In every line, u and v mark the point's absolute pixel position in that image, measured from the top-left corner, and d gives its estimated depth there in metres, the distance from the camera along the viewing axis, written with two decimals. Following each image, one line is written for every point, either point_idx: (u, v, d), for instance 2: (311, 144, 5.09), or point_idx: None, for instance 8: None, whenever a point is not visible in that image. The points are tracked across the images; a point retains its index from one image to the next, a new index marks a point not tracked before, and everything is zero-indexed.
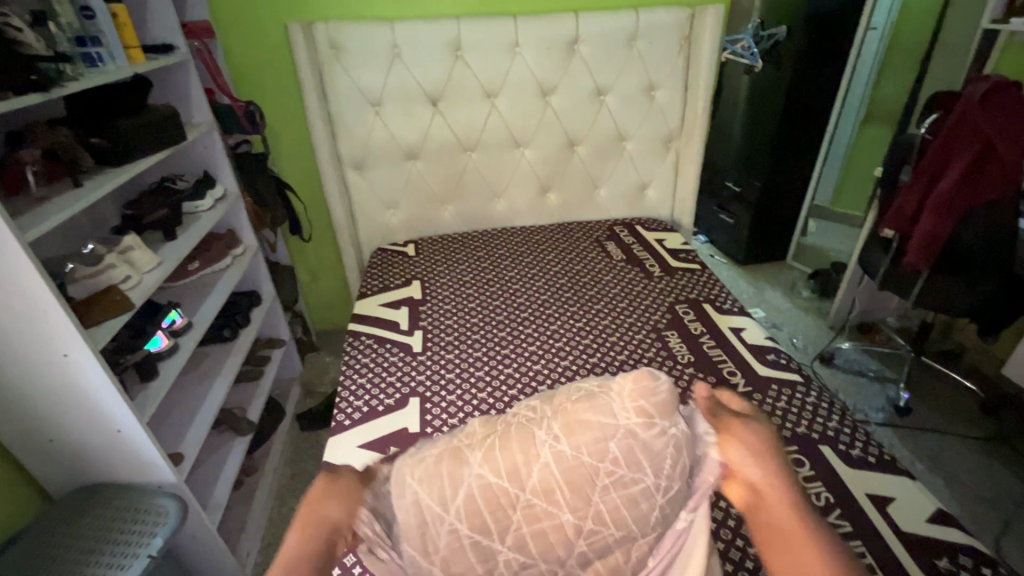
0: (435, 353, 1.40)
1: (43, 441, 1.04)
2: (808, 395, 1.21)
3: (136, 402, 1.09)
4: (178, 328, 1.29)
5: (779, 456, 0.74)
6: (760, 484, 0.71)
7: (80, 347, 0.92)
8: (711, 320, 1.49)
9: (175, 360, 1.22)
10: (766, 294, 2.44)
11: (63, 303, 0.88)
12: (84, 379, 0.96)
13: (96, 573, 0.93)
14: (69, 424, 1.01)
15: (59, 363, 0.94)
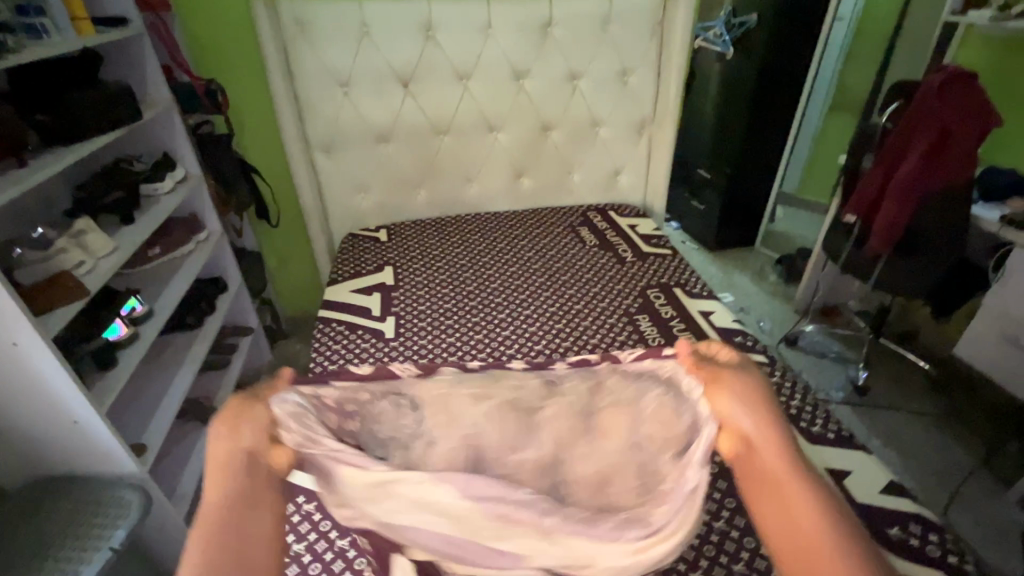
0: (408, 338, 1.39)
1: None
2: (773, 375, 1.25)
3: (94, 391, 1.05)
4: (137, 315, 1.24)
5: (770, 398, 0.61)
6: (753, 433, 0.59)
7: (27, 333, 0.87)
8: (681, 304, 1.52)
9: (135, 349, 1.18)
10: (735, 279, 2.50)
11: (7, 286, 0.83)
12: (35, 367, 0.91)
13: (53, 567, 0.90)
14: (21, 415, 0.97)
15: (6, 351, 0.89)
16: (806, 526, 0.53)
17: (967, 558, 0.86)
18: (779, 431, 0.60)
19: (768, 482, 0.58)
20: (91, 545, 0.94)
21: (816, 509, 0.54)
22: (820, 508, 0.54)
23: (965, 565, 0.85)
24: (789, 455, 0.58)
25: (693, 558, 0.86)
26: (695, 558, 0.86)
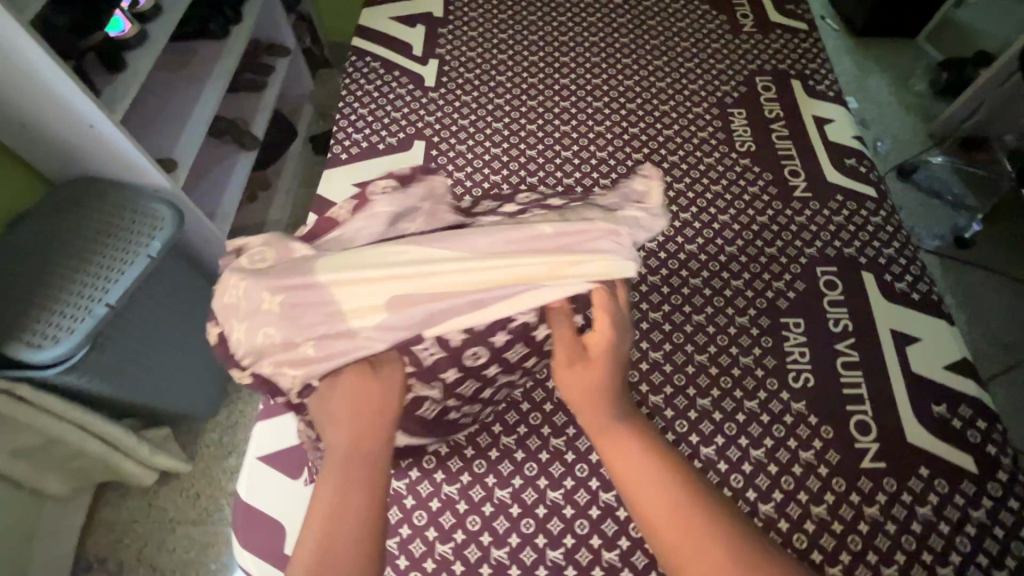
0: (450, 92, 1.18)
1: (57, 152, 1.02)
2: (875, 214, 1.03)
3: (98, 126, 0.94)
4: (129, 40, 1.02)
5: (609, 372, 0.62)
6: (586, 388, 0.62)
7: (56, 73, 0.85)
8: (794, 102, 1.18)
9: (122, 91, 0.98)
10: (869, 82, 2.06)
11: (36, 43, 0.81)
12: (78, 114, 0.92)
13: (88, 285, 0.94)
14: (70, 137, 0.98)
15: (35, 81, 0.87)
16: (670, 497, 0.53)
17: (1009, 452, 0.79)
18: (629, 431, 0.59)
19: (622, 437, 0.59)
20: (133, 250, 0.99)
21: (658, 469, 0.55)
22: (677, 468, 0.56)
23: (1001, 457, 0.78)
24: (609, 395, 0.62)
25: (705, 386, 0.84)
26: (708, 387, 0.84)
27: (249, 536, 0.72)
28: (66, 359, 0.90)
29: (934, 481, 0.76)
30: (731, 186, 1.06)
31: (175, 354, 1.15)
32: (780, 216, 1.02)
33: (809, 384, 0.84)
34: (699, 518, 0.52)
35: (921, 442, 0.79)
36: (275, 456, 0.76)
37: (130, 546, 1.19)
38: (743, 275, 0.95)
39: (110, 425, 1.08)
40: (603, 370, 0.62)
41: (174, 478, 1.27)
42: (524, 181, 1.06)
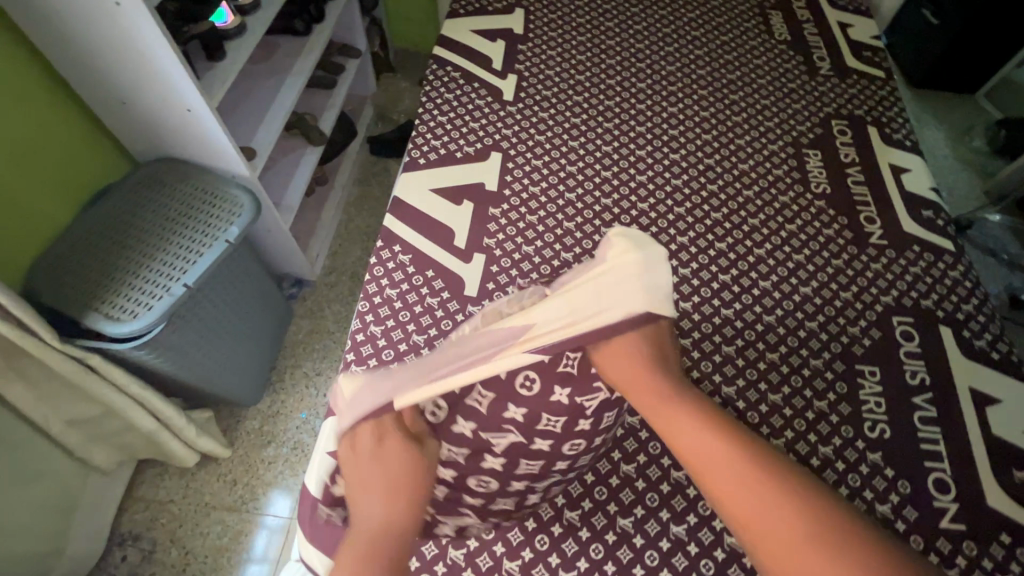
0: (527, 107, 1.19)
1: (149, 131, 1.05)
2: (952, 267, 1.01)
3: (195, 110, 0.97)
4: (229, 31, 1.05)
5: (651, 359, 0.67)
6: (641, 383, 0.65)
7: (168, 58, 0.88)
8: (870, 149, 1.17)
9: (220, 79, 1.01)
10: (927, 133, 2.05)
11: (158, 28, 0.83)
12: (180, 99, 0.95)
13: (164, 266, 0.95)
14: (165, 120, 1.01)
15: (147, 64, 0.90)
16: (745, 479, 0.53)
17: None
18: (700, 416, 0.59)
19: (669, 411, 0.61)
20: (210, 233, 1.00)
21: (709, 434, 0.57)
22: (733, 431, 0.57)
23: None
24: (661, 375, 0.65)
25: (778, 427, 0.83)
26: (781, 428, 0.82)
27: (316, 531, 0.72)
28: (142, 334, 0.90)
29: (1016, 549, 0.74)
30: (806, 226, 1.05)
31: (231, 340, 1.16)
32: (855, 261, 1.01)
33: (885, 435, 0.82)
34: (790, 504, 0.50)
35: (1002, 508, 0.77)
36: None
37: (164, 525, 1.19)
38: (818, 316, 0.93)
39: (163, 403, 1.08)
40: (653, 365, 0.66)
41: (212, 462, 1.27)
42: (598, 201, 1.06)
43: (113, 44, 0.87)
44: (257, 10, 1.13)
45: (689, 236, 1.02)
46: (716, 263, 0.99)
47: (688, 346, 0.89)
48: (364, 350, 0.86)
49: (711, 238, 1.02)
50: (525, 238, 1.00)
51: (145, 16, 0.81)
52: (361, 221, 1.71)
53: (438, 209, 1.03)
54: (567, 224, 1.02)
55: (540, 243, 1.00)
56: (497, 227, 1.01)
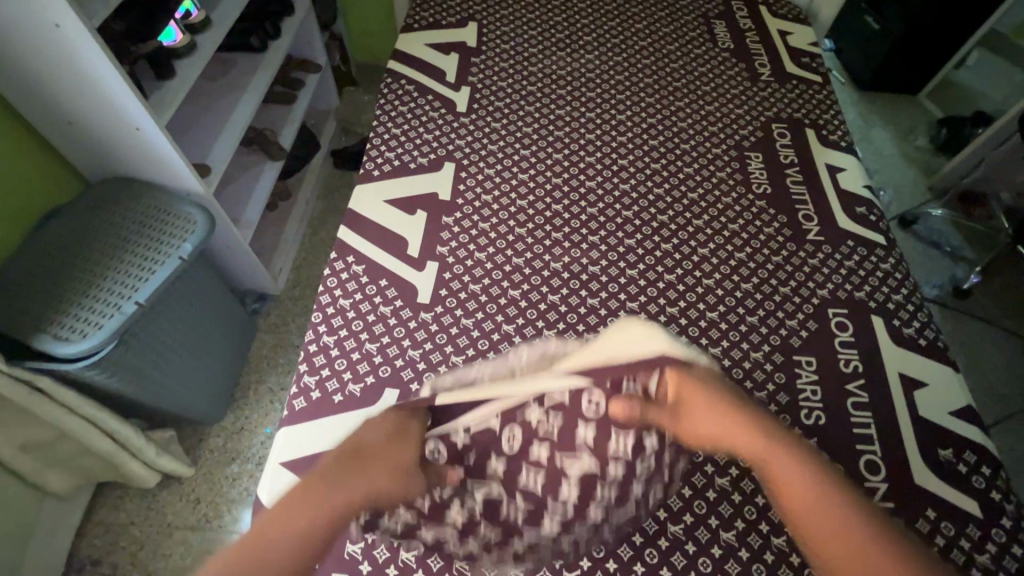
0: (480, 118, 1.22)
1: (99, 151, 1.05)
2: (884, 260, 1.07)
3: (144, 129, 0.98)
4: (179, 50, 1.06)
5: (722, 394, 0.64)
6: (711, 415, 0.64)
7: (112, 78, 0.89)
8: (808, 150, 1.23)
9: (170, 98, 1.02)
10: (874, 133, 2.14)
11: (100, 49, 0.84)
12: (127, 118, 0.96)
13: (117, 285, 0.95)
14: (115, 139, 1.01)
15: (92, 84, 0.90)
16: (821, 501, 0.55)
17: (1013, 499, 0.81)
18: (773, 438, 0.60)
19: (708, 410, 0.64)
20: (164, 250, 1.00)
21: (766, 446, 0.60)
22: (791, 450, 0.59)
23: (1006, 504, 0.80)
24: (726, 404, 0.63)
25: None
26: None
27: None
28: (94, 353, 0.90)
29: (941, 523, 0.78)
30: (748, 225, 1.10)
31: (192, 357, 1.16)
32: (794, 257, 1.06)
33: (820, 422, 0.86)
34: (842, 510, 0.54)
35: (929, 485, 0.81)
36: (298, 461, 0.78)
37: (126, 547, 1.18)
38: (758, 311, 0.98)
39: (120, 422, 1.07)
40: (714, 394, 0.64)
41: (174, 481, 1.26)
42: (549, 207, 1.09)
43: (55, 65, 0.88)
44: (208, 28, 1.14)
45: (636, 237, 1.06)
46: (662, 263, 1.03)
47: None
48: (317, 360, 0.87)
49: (658, 240, 1.06)
50: (477, 245, 1.02)
51: (86, 38, 0.82)
52: (326, 234, 1.72)
53: (392, 220, 1.05)
54: (518, 230, 1.05)
55: (492, 249, 1.02)
56: (449, 236, 1.03)
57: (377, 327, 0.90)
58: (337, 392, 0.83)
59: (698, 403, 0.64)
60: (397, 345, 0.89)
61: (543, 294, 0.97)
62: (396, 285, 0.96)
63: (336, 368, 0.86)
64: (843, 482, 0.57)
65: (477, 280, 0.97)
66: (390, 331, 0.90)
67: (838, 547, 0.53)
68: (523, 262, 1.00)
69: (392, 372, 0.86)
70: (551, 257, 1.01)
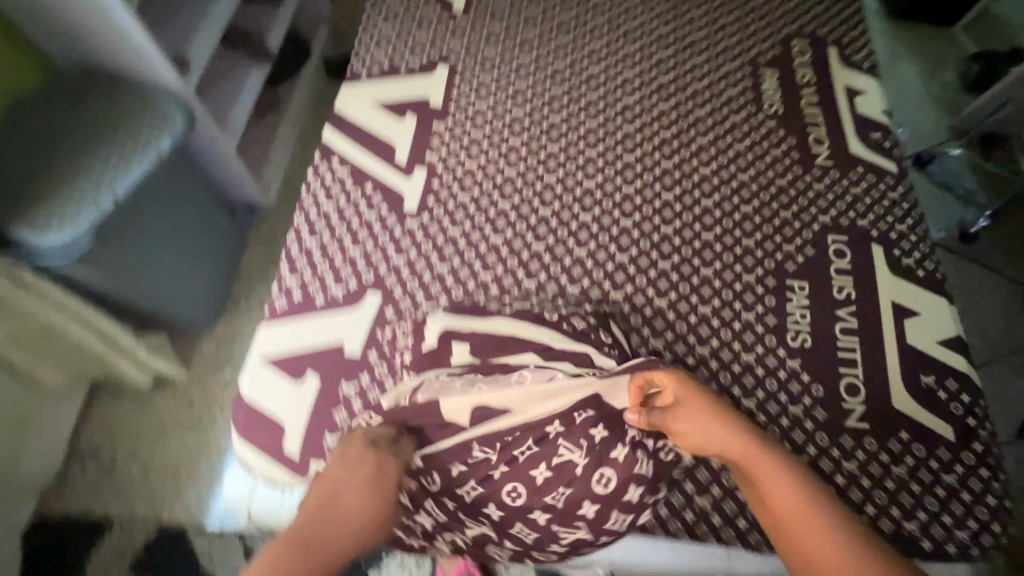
0: (478, 19, 1.13)
1: (68, 34, 0.98)
2: (894, 190, 1.02)
3: (111, 9, 0.90)
4: None
5: (714, 407, 0.68)
6: (700, 422, 0.68)
7: None
8: (828, 71, 1.15)
9: None
10: (901, 67, 2.01)
11: None
12: None
13: (92, 178, 0.91)
14: (82, 20, 0.94)
15: None
16: (803, 505, 0.60)
17: (987, 426, 0.82)
18: (759, 441, 0.66)
19: (702, 419, 0.68)
20: (141, 144, 0.96)
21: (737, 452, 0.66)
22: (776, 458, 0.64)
23: (979, 430, 0.81)
24: (716, 415, 0.68)
25: (705, 336, 0.85)
26: (708, 337, 0.85)
27: (250, 431, 0.74)
28: (72, 246, 0.88)
29: (913, 444, 0.79)
30: (754, 146, 1.04)
31: (180, 262, 1.15)
32: (799, 182, 1.01)
33: (806, 345, 0.86)
34: (820, 519, 0.59)
35: (905, 409, 0.82)
36: (278, 358, 0.78)
37: (122, 443, 1.22)
38: (756, 234, 0.95)
39: (108, 321, 1.07)
40: (703, 402, 0.69)
41: (167, 384, 1.28)
42: (547, 118, 1.03)
43: None
44: None
45: (636, 153, 1.01)
46: (661, 181, 0.98)
47: (625, 262, 0.90)
48: (299, 262, 0.85)
49: (658, 157, 1.01)
50: (468, 154, 0.97)
51: None
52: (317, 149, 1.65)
53: (379, 124, 0.99)
54: (512, 140, 0.99)
55: (484, 159, 0.97)
56: (440, 143, 0.98)
57: (361, 232, 0.88)
58: (319, 294, 0.82)
59: (688, 411, 0.69)
60: (381, 252, 0.87)
61: (534, 207, 0.93)
62: (382, 191, 0.92)
63: (319, 271, 0.84)
64: (819, 488, 0.62)
65: (466, 190, 0.94)
66: (374, 237, 0.88)
67: (814, 553, 0.58)
68: (515, 173, 0.96)
69: (376, 277, 0.85)
70: (545, 169, 0.97)
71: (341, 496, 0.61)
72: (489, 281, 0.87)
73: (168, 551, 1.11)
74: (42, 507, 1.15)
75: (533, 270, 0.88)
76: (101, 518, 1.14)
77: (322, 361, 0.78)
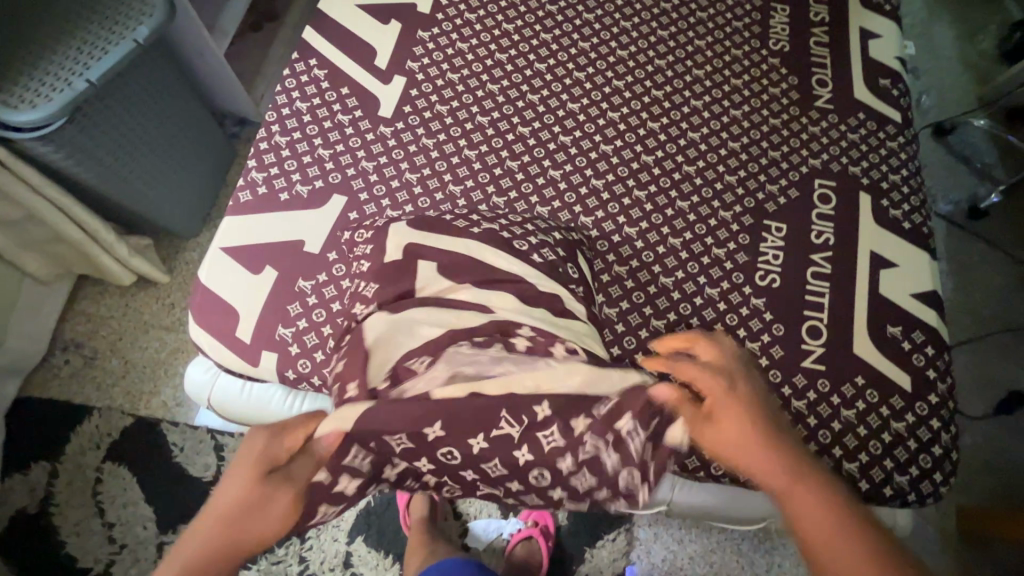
0: None
1: None
2: (894, 139, 0.97)
3: None
4: None
5: (735, 379, 0.57)
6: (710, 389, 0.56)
7: None
8: (845, 9, 1.08)
9: None
10: (937, 28, 1.89)
11: None
12: None
13: (68, 62, 0.90)
14: None
15: None
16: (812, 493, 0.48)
17: (947, 380, 0.81)
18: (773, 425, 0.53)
19: (717, 386, 0.56)
20: (119, 31, 0.94)
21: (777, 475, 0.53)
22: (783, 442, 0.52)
23: (938, 382, 0.80)
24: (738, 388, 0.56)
25: (671, 267, 0.84)
26: (673, 268, 0.84)
27: (205, 316, 0.76)
28: (44, 128, 0.88)
29: (866, 390, 0.79)
30: (752, 83, 1.00)
31: (162, 163, 1.14)
32: (794, 123, 0.97)
33: (773, 284, 0.84)
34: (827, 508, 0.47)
35: (865, 354, 0.81)
36: (238, 248, 0.78)
37: (104, 338, 1.25)
38: (739, 172, 0.91)
39: (89, 215, 1.08)
40: (730, 374, 0.57)
41: (151, 287, 1.30)
42: (537, 35, 0.98)
43: None
44: None
45: (626, 80, 0.96)
46: (648, 110, 0.94)
47: (599, 187, 0.88)
48: (267, 159, 0.84)
49: (649, 85, 0.97)
50: (451, 65, 0.94)
51: None
52: None
53: (361, 27, 0.95)
54: (498, 55, 0.96)
55: (467, 72, 0.93)
56: (423, 52, 0.94)
57: (332, 134, 0.86)
58: (284, 192, 0.82)
59: (710, 381, 0.56)
60: (350, 156, 0.85)
61: (512, 124, 0.90)
62: (358, 95, 0.90)
63: (286, 170, 0.83)
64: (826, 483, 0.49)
65: (445, 101, 0.91)
66: (345, 140, 0.86)
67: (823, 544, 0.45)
68: (496, 89, 0.93)
69: (342, 179, 0.83)
70: (529, 87, 0.93)
71: (232, 499, 0.46)
72: (458, 194, 0.85)
73: (143, 439, 1.16)
74: (27, 390, 1.20)
75: (504, 187, 0.86)
76: (81, 404, 1.18)
77: (281, 255, 0.78)
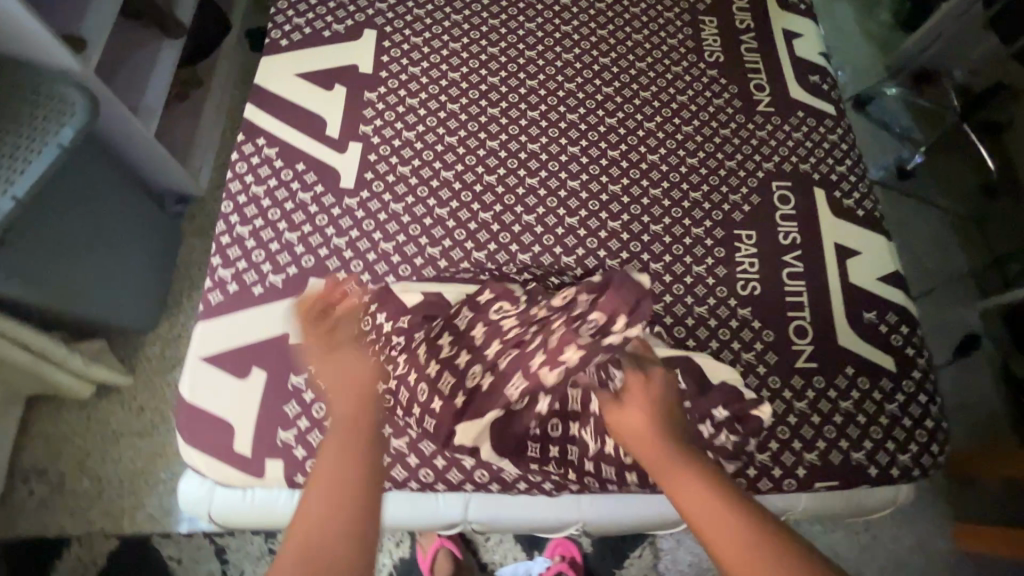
0: None
1: None
2: (834, 132, 1.03)
3: None
4: None
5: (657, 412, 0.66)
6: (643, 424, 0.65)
7: None
8: (767, 13, 1.13)
9: None
10: (839, 7, 2.01)
11: None
12: None
13: None
14: None
15: None
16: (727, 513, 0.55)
17: (924, 354, 0.86)
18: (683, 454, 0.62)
19: (643, 427, 0.65)
20: (39, 138, 0.87)
21: (713, 504, 0.56)
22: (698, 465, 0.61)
23: (917, 358, 0.86)
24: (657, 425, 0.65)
25: (659, 293, 0.86)
26: (661, 294, 0.86)
27: (197, 433, 0.72)
28: None
29: (857, 378, 0.83)
30: (697, 97, 1.03)
31: (105, 264, 1.06)
32: (743, 130, 1.01)
33: (755, 292, 0.87)
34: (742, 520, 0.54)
35: (849, 344, 0.85)
36: (219, 355, 0.74)
37: (70, 458, 1.15)
38: (703, 187, 0.94)
39: (34, 335, 0.99)
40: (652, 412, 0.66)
41: (113, 392, 1.21)
42: (484, 80, 0.98)
43: None
44: None
45: (579, 112, 0.98)
46: (606, 139, 0.96)
47: (575, 225, 0.89)
48: (232, 253, 0.80)
49: (602, 114, 0.98)
50: (405, 123, 0.92)
51: None
52: None
53: (304, 98, 0.92)
54: (450, 106, 0.95)
55: (422, 128, 0.92)
56: (373, 114, 0.92)
57: (297, 216, 0.83)
58: (257, 285, 0.78)
59: (641, 424, 0.65)
60: (320, 235, 0.82)
61: (478, 175, 0.90)
62: (315, 169, 0.87)
63: (254, 261, 0.79)
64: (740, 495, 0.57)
65: (406, 161, 0.89)
66: (311, 220, 0.83)
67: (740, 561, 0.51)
68: (455, 141, 0.92)
69: (315, 261, 0.80)
70: (487, 135, 0.93)
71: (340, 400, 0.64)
72: (437, 255, 0.84)
73: (135, 559, 1.07)
74: None
75: (482, 241, 0.86)
76: (57, 535, 1.09)
77: (266, 353, 0.74)
